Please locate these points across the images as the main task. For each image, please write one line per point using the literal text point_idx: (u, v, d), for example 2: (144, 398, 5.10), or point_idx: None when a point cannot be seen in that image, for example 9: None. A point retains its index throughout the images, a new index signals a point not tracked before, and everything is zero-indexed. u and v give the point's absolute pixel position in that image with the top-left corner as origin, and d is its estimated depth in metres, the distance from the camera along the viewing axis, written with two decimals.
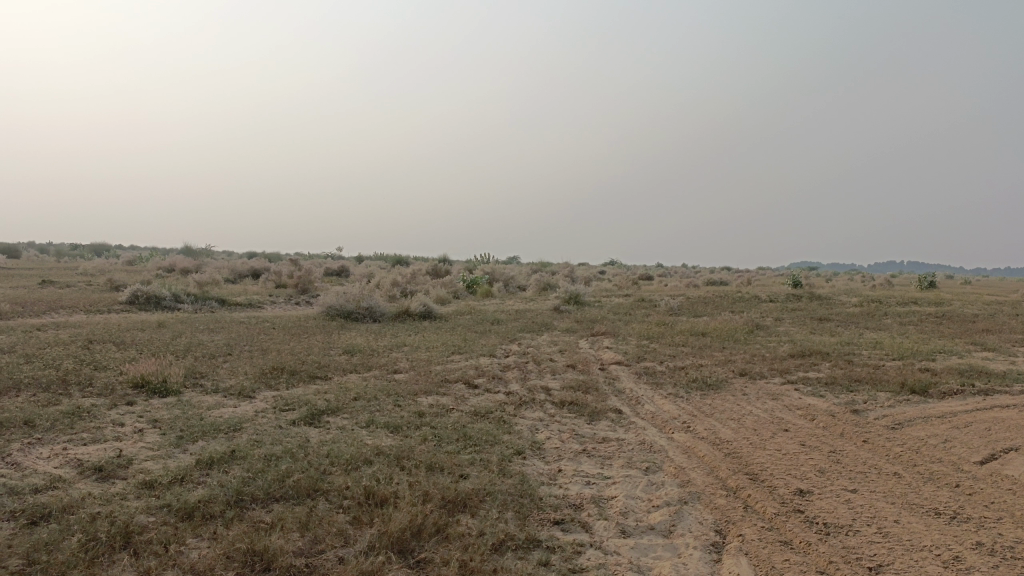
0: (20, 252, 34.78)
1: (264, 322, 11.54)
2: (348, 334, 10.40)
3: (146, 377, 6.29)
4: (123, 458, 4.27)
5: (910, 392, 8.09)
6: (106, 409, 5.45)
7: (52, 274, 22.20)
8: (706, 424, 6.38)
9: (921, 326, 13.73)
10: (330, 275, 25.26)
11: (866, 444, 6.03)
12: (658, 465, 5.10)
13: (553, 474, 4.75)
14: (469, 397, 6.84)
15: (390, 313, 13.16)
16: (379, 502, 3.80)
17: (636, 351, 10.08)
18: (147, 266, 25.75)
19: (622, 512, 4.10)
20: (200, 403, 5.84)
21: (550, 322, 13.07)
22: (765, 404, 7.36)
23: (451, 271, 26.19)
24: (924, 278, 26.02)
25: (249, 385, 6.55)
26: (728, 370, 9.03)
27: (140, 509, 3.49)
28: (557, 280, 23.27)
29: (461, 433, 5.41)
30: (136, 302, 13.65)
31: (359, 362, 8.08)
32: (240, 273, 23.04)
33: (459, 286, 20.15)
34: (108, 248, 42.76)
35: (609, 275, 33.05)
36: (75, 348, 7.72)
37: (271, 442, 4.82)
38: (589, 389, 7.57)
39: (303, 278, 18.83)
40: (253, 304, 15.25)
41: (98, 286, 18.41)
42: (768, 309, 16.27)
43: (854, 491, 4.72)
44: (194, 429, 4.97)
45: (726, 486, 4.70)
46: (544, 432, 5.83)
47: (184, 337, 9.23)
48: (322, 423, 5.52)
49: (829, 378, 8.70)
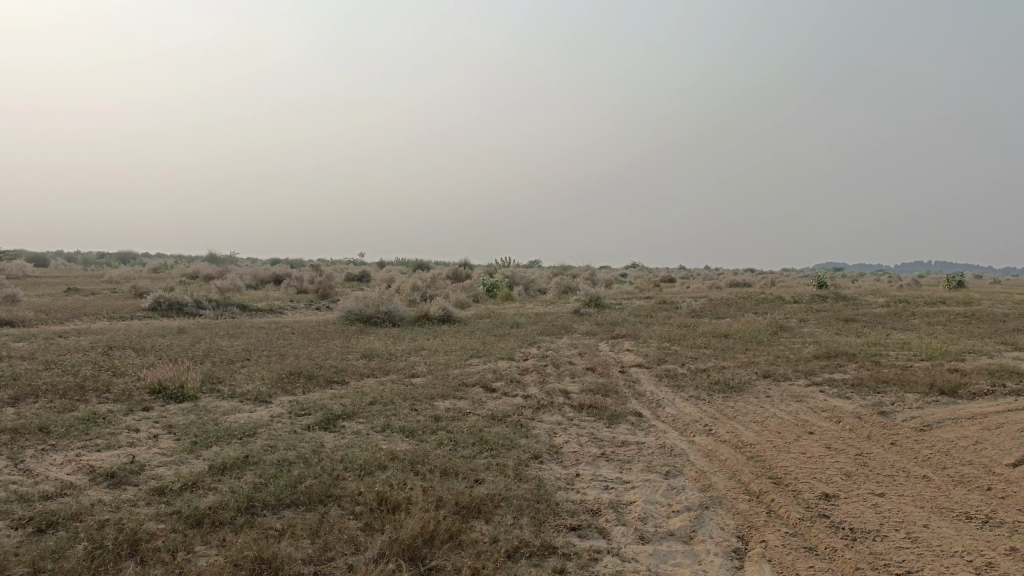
0: (49, 261, 35.30)
1: (283, 327, 11.56)
2: (367, 338, 10.37)
3: (163, 382, 6.29)
4: (136, 464, 4.24)
5: (939, 393, 7.89)
6: (122, 415, 5.45)
7: (78, 281, 22.48)
8: (729, 427, 6.25)
9: (950, 326, 13.44)
10: (350, 280, 25.34)
11: (894, 446, 5.86)
12: (679, 469, 4.99)
13: (571, 478, 4.65)
14: (487, 400, 6.76)
15: (409, 317, 13.13)
16: (392, 508, 3.73)
17: (657, 353, 9.95)
18: (171, 273, 25.99)
19: (641, 517, 3.99)
20: (216, 409, 5.82)
21: (570, 325, 12.97)
22: (789, 406, 7.21)
23: (471, 275, 26.16)
24: (952, 278, 25.55)
25: (266, 390, 6.52)
26: (751, 372, 8.87)
27: (149, 516, 3.45)
28: (578, 283, 23.16)
29: (477, 437, 5.33)
30: (159, 309, 13.76)
31: (377, 367, 8.04)
32: (262, 279, 23.18)
33: (479, 290, 20.10)
34: (134, 256, 43.27)
35: (630, 278, 32.84)
36: (94, 354, 7.75)
37: (285, 447, 4.77)
38: (609, 392, 7.46)
39: (324, 283, 18.89)
40: (274, 309, 15.31)
41: (122, 293, 18.60)
42: (792, 310, 16.04)
43: (882, 495, 4.57)
44: (208, 435, 4.94)
45: (748, 490, 4.57)
46: (562, 436, 5.74)
47: (204, 342, 9.25)
48: (337, 428, 5.47)
49: (855, 379, 8.51)
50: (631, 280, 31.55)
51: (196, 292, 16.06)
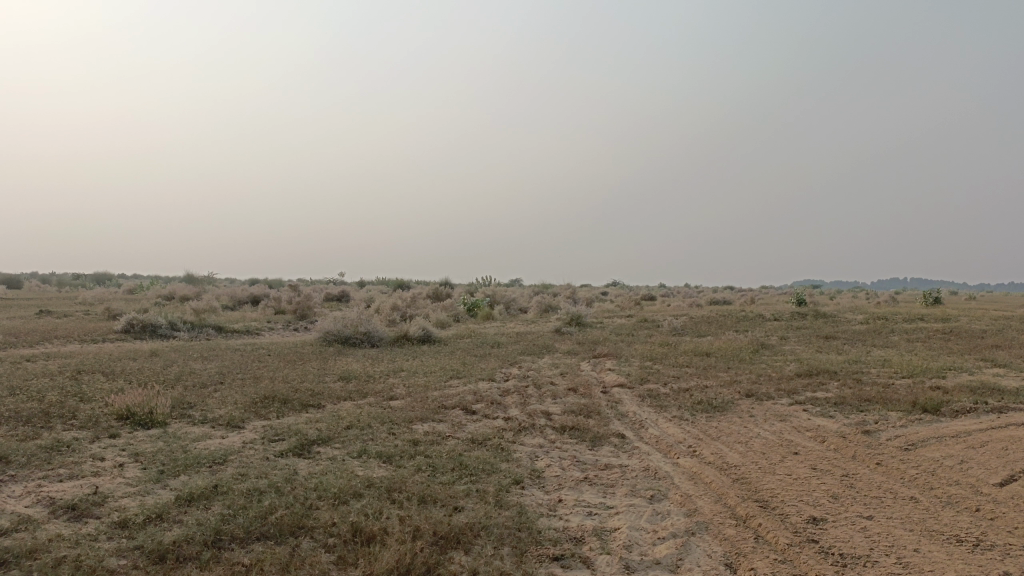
0: (22, 282, 34.75)
1: (259, 348, 11.35)
2: (344, 360, 10.19)
3: (132, 408, 6.08)
4: (99, 495, 4.05)
5: (922, 411, 7.85)
6: (87, 443, 5.24)
7: (51, 303, 22.03)
8: (713, 448, 6.15)
9: (928, 343, 13.49)
10: (330, 300, 25.10)
11: (879, 467, 5.78)
12: (664, 493, 4.87)
13: (553, 505, 4.51)
14: (466, 423, 6.61)
15: (388, 337, 12.96)
16: (367, 540, 3.58)
17: (639, 373, 9.85)
18: (146, 294, 25.59)
19: (626, 545, 3.86)
20: (187, 435, 5.63)
21: (551, 344, 12.85)
22: (773, 425, 7.13)
23: (452, 294, 25.98)
24: (929, 295, 25.81)
25: (239, 415, 6.33)
26: (734, 391, 8.80)
27: (109, 551, 3.27)
28: (559, 301, 23.11)
29: (457, 462, 5.18)
30: (132, 331, 13.48)
31: (354, 389, 7.87)
32: (239, 300, 22.88)
33: (459, 310, 19.96)
34: (111, 277, 42.70)
35: (611, 296, 32.80)
36: (61, 378, 7.51)
37: (256, 475, 4.60)
38: (591, 413, 7.33)
39: (302, 304, 18.66)
40: (251, 330, 15.07)
41: (95, 314, 18.25)
42: (773, 327, 16.05)
43: (870, 518, 4.48)
44: (177, 463, 4.75)
45: (735, 514, 4.46)
46: (544, 459, 5.60)
47: (177, 366, 9.01)
48: (312, 454, 5.30)
49: (838, 398, 8.46)
50: (611, 298, 31.56)
51: (172, 314, 15.79)
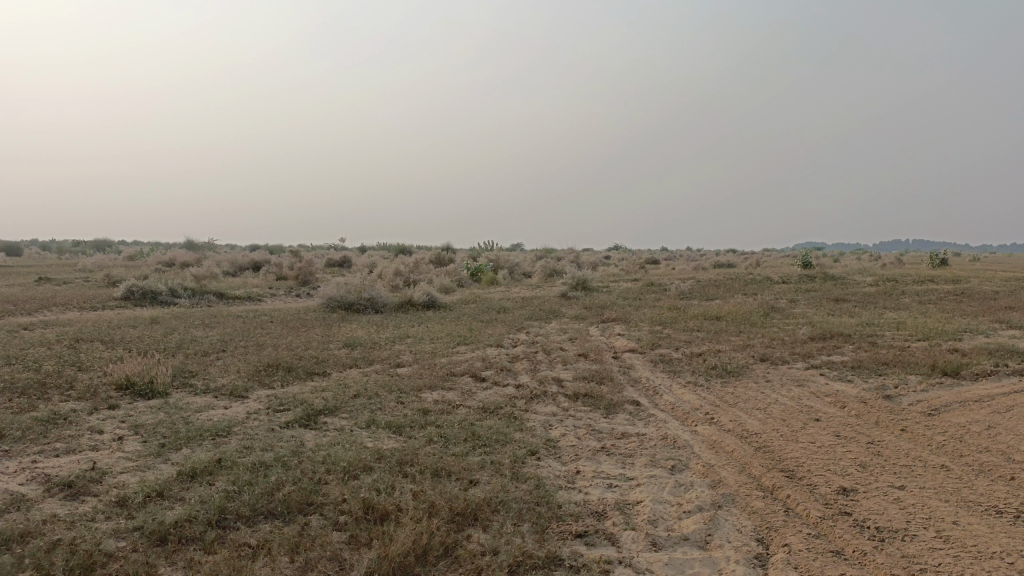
0: (22, 249, 34.55)
1: (261, 315, 11.14)
2: (349, 326, 9.98)
3: (131, 377, 5.88)
4: (97, 471, 3.86)
5: (942, 374, 7.64)
6: (85, 415, 5.05)
7: (50, 270, 21.81)
8: (731, 415, 5.96)
9: (940, 305, 13.26)
10: (331, 266, 24.90)
11: (905, 433, 5.58)
12: (685, 463, 4.68)
13: (572, 477, 4.32)
14: (476, 391, 6.41)
15: (392, 303, 12.75)
16: (380, 517, 3.39)
17: (649, 337, 9.65)
18: (146, 261, 25.36)
19: (651, 520, 3.68)
20: (189, 406, 5.43)
21: (558, 309, 12.64)
22: (791, 391, 6.93)
23: (454, 259, 25.68)
24: (935, 256, 25.54)
25: (242, 384, 6.13)
26: (748, 356, 8.60)
27: (107, 532, 3.07)
28: (563, 265, 22.86)
29: (469, 432, 4.98)
30: (132, 298, 13.28)
31: (360, 356, 7.67)
32: (240, 266, 22.65)
33: (463, 274, 19.73)
34: (111, 244, 42.41)
35: (615, 260, 32.45)
36: (59, 348, 7.31)
37: (262, 447, 4.41)
38: (603, 380, 7.13)
39: (304, 270, 18.41)
40: (253, 297, 14.86)
41: (94, 282, 18.01)
42: (781, 290, 15.83)
43: (902, 488, 4.29)
44: (179, 436, 4.56)
45: (761, 485, 4.28)
46: (558, 428, 5.41)
47: (177, 334, 8.81)
48: (318, 425, 5.10)
49: (855, 362, 8.25)
50: (616, 262, 31.30)
51: (171, 281, 15.60)
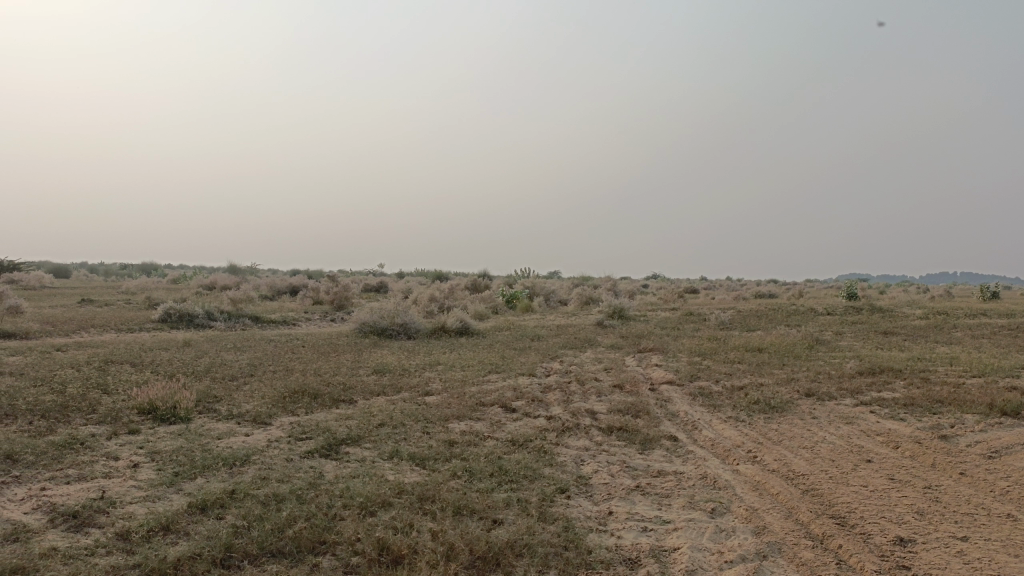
0: (71, 272, 35.37)
1: (293, 339, 11.06)
2: (380, 352, 9.83)
3: (154, 402, 5.76)
4: (105, 501, 3.71)
5: (1001, 413, 7.17)
6: (103, 440, 4.92)
7: (93, 292, 22.17)
8: (776, 454, 5.62)
9: (995, 340, 12.65)
10: (367, 291, 24.92)
11: (964, 478, 5.18)
12: (726, 506, 4.37)
13: (603, 518, 4.04)
14: (506, 422, 6.17)
15: (425, 329, 12.59)
16: (394, 560, 3.17)
17: (688, 369, 9.31)
18: (188, 284, 25.69)
19: (689, 571, 3.39)
20: (209, 432, 5.28)
21: (593, 337, 12.36)
22: (839, 429, 6.55)
23: (490, 285, 25.50)
24: (986, 289, 24.66)
25: (265, 411, 5.97)
26: (792, 390, 8.21)
27: (104, 569, 2.89)
28: (601, 293, 22.52)
29: (496, 467, 4.74)
30: (168, 320, 13.34)
31: (388, 383, 7.48)
32: (278, 289, 22.78)
33: (498, 301, 19.54)
34: (156, 267, 43.27)
35: (652, 289, 32.00)
36: (87, 369, 7.25)
37: (279, 478, 4.22)
38: (639, 413, 6.83)
39: (340, 295, 18.41)
40: (288, 321, 14.83)
41: (135, 303, 18.21)
42: (826, 322, 15.32)
43: (965, 539, 3.93)
44: (194, 464, 4.39)
45: (810, 533, 3.95)
46: (590, 464, 5.13)
47: (208, 357, 8.72)
48: (340, 455, 4.91)
49: (906, 399, 7.81)
50: (654, 290, 30.84)
51: (209, 304, 15.70)
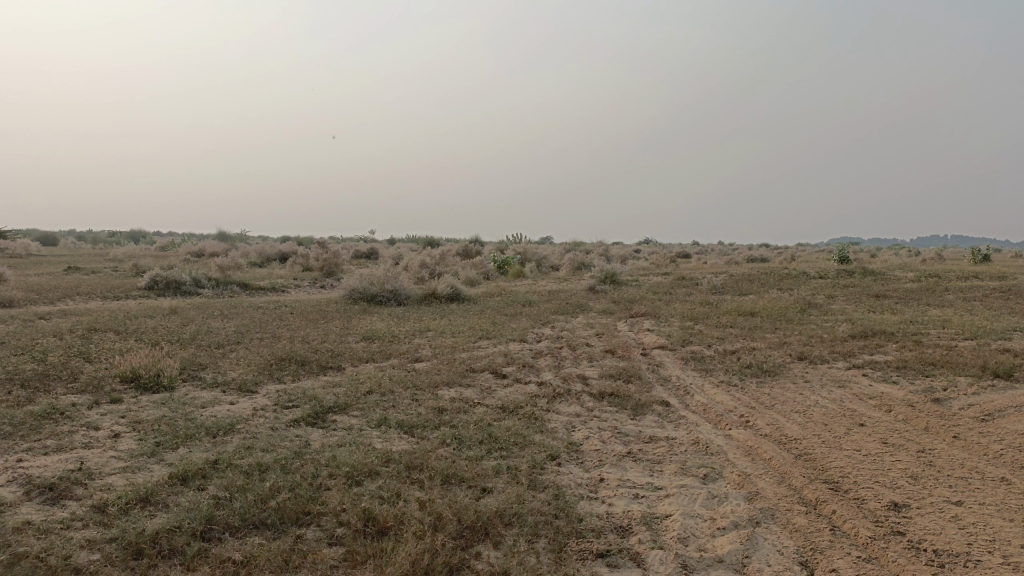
0: (58, 239, 35.02)
1: (282, 306, 10.95)
2: (369, 318, 9.73)
3: (137, 370, 5.65)
4: (84, 473, 3.61)
5: (993, 376, 7.13)
6: (85, 410, 4.82)
7: (80, 260, 21.92)
8: (769, 418, 5.56)
9: (987, 302, 12.62)
10: (358, 257, 24.74)
11: (957, 441, 5.14)
12: (718, 472, 4.31)
13: (594, 485, 3.98)
14: (496, 389, 6.09)
15: (415, 296, 12.48)
16: (380, 531, 3.09)
17: (680, 334, 9.25)
18: (176, 251, 25.45)
19: (681, 538, 3.32)
20: (193, 401, 5.18)
21: (585, 302, 12.28)
22: (831, 392, 6.51)
23: (481, 251, 25.33)
24: (977, 252, 24.67)
25: (252, 379, 5.86)
26: (784, 354, 8.16)
27: (79, 544, 2.80)
28: (594, 258, 22.41)
29: (486, 434, 4.66)
30: (155, 288, 13.18)
31: (377, 350, 7.38)
32: (268, 256, 22.58)
33: (490, 267, 19.41)
34: (145, 234, 42.90)
35: (644, 254, 31.87)
36: (70, 338, 7.12)
37: (264, 447, 4.13)
38: (631, 378, 6.76)
39: (330, 261, 18.23)
40: (277, 288, 14.68)
41: (122, 271, 17.99)
42: (818, 286, 15.28)
43: (959, 503, 3.88)
44: (176, 434, 4.29)
45: (803, 498, 3.90)
46: (582, 430, 5.07)
47: (194, 324, 8.60)
48: (327, 423, 4.82)
49: (899, 362, 7.77)
50: (647, 255, 30.72)
51: (196, 271, 15.53)
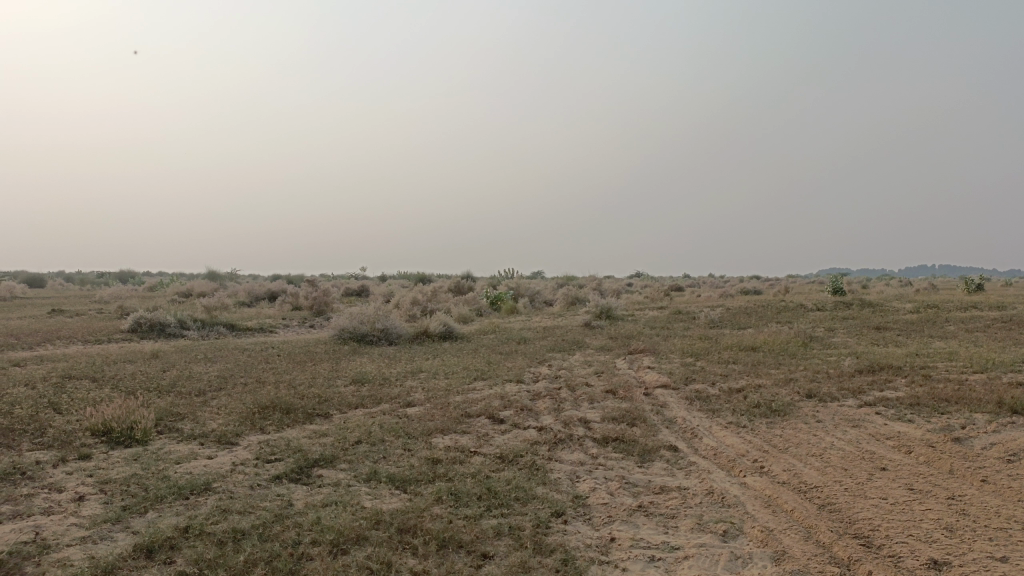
0: (45, 280, 34.52)
1: (269, 348, 10.57)
2: (359, 360, 9.38)
3: (109, 423, 5.27)
4: (38, 544, 3.24)
5: (1011, 411, 6.80)
6: (48, 469, 4.43)
7: (64, 302, 21.44)
8: (784, 463, 5.22)
9: (991, 334, 12.35)
10: (348, 296, 24.38)
11: (987, 486, 4.81)
12: (738, 527, 3.96)
13: (605, 546, 3.63)
14: (493, 436, 5.73)
15: (407, 334, 12.12)
16: None
17: (682, 371, 8.91)
18: (163, 291, 25.04)
19: None
20: (169, 456, 4.80)
21: (582, 339, 11.97)
22: (846, 433, 6.17)
23: (473, 287, 25.00)
24: (971, 281, 24.54)
25: (232, 430, 5.48)
26: (792, 392, 7.83)
27: None
28: (588, 292, 22.14)
29: (485, 488, 4.30)
30: (139, 330, 12.79)
31: (367, 395, 7.00)
32: (256, 296, 22.21)
33: (483, 303, 19.10)
34: (133, 274, 42.53)
35: (636, 287, 31.66)
36: (42, 387, 6.73)
37: (242, 509, 3.77)
38: (635, 421, 6.41)
39: (319, 300, 17.88)
40: (265, 329, 14.29)
41: (106, 313, 17.57)
42: (817, 318, 15.02)
43: (1004, 559, 3.54)
44: (146, 496, 3.93)
45: (835, 558, 3.56)
46: (587, 481, 4.72)
47: (176, 370, 8.21)
48: (312, 479, 4.45)
49: (912, 398, 7.45)
50: (639, 288, 30.41)
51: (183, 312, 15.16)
